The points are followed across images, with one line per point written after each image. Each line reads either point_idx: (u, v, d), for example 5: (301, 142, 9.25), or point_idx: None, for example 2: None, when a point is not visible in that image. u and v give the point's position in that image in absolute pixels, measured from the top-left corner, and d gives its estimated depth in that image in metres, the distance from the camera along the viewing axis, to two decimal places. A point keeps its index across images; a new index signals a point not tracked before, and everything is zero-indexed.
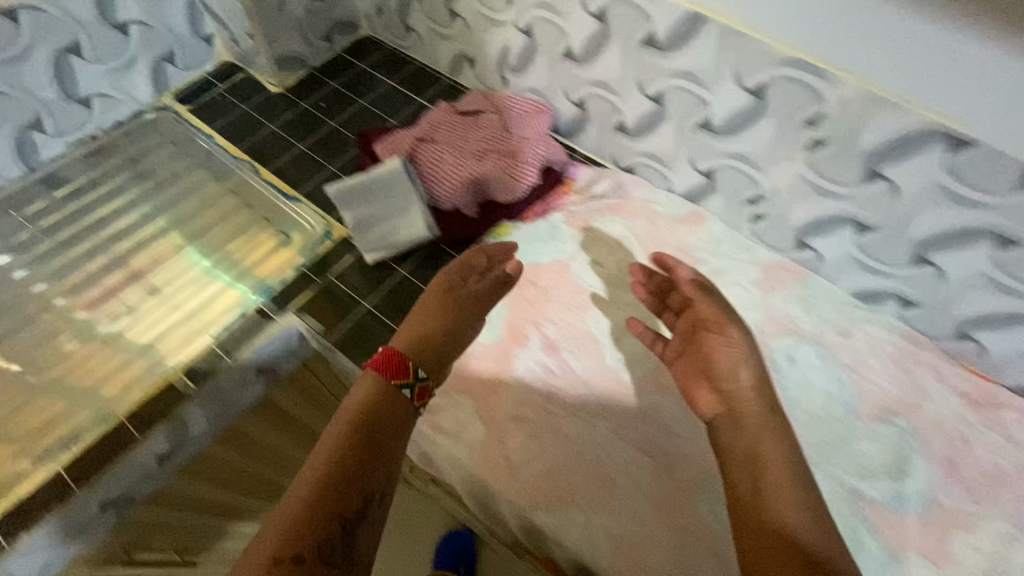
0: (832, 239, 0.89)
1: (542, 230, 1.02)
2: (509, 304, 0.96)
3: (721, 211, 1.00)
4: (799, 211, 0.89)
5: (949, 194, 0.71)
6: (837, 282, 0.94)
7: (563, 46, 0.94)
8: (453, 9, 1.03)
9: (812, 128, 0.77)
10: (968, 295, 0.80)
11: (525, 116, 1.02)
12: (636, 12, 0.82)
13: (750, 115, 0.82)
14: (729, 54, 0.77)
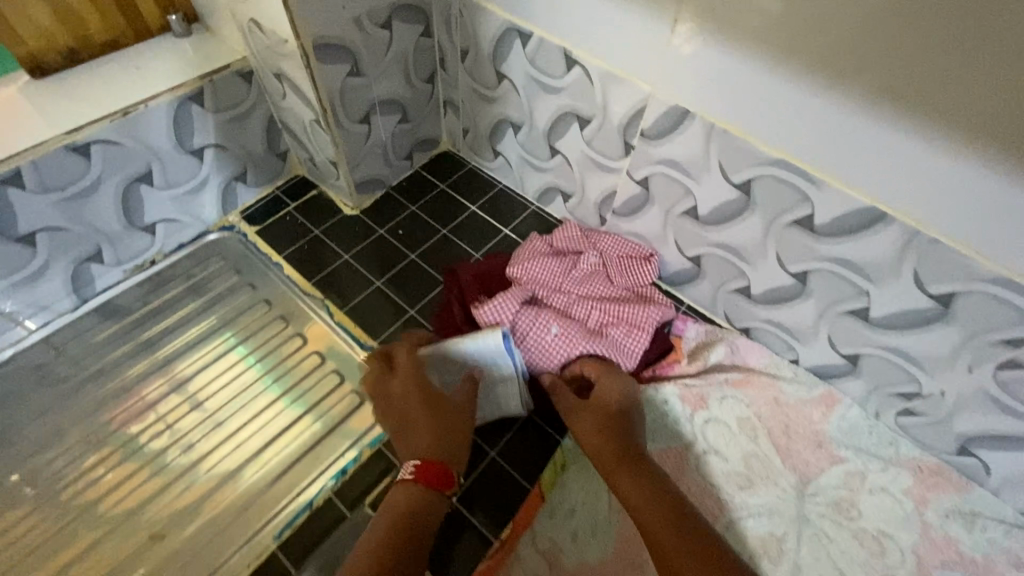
0: (1014, 458, 0.74)
1: (651, 406, 0.86)
2: (610, 522, 0.75)
3: (856, 397, 0.85)
4: (965, 423, 0.76)
5: None
6: (1010, 507, 0.78)
7: (685, 206, 0.83)
8: (558, 147, 0.94)
9: (1013, 348, 0.64)
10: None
11: (637, 266, 0.93)
12: (793, 189, 0.70)
13: (922, 320, 0.69)
14: (919, 254, 0.64)
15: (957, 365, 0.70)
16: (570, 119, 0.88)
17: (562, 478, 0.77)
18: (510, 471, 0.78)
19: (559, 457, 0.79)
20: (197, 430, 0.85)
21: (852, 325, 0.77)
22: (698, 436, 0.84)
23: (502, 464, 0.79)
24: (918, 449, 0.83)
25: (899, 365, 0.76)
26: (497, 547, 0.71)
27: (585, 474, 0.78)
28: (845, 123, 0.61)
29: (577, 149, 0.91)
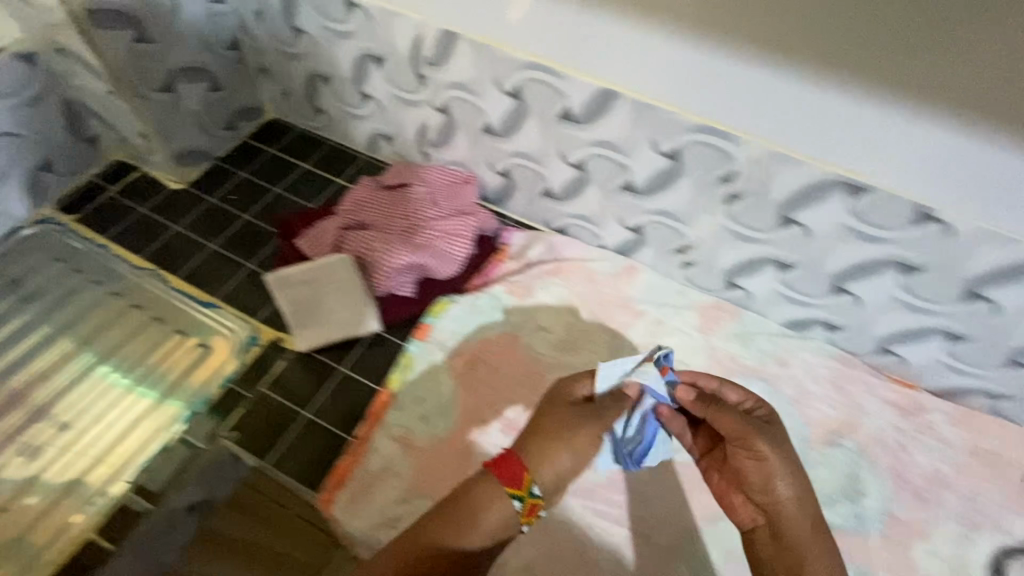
0: (768, 279, 0.87)
1: (484, 302, 0.91)
2: (453, 401, 0.83)
3: (654, 265, 0.96)
4: (730, 258, 0.87)
5: (852, 234, 0.74)
6: (790, 324, 0.93)
7: (482, 123, 0.91)
8: (368, 92, 0.96)
9: (727, 185, 0.78)
10: (884, 321, 0.83)
11: (455, 188, 0.96)
12: (552, 88, 0.82)
13: (671, 182, 0.83)
14: (646, 120, 0.77)
15: (711, 213, 0.82)
16: (369, 62, 0.93)
17: (411, 375, 0.85)
18: (362, 380, 0.85)
19: (407, 358, 0.86)
20: (29, 418, 0.83)
21: (633, 198, 0.88)
22: (526, 319, 0.91)
23: (352, 376, 0.86)
24: (708, 296, 0.95)
25: (662, 226, 0.89)
26: (354, 444, 0.79)
27: (431, 370, 0.85)
28: (570, 16, 0.74)
29: (384, 90, 0.95)
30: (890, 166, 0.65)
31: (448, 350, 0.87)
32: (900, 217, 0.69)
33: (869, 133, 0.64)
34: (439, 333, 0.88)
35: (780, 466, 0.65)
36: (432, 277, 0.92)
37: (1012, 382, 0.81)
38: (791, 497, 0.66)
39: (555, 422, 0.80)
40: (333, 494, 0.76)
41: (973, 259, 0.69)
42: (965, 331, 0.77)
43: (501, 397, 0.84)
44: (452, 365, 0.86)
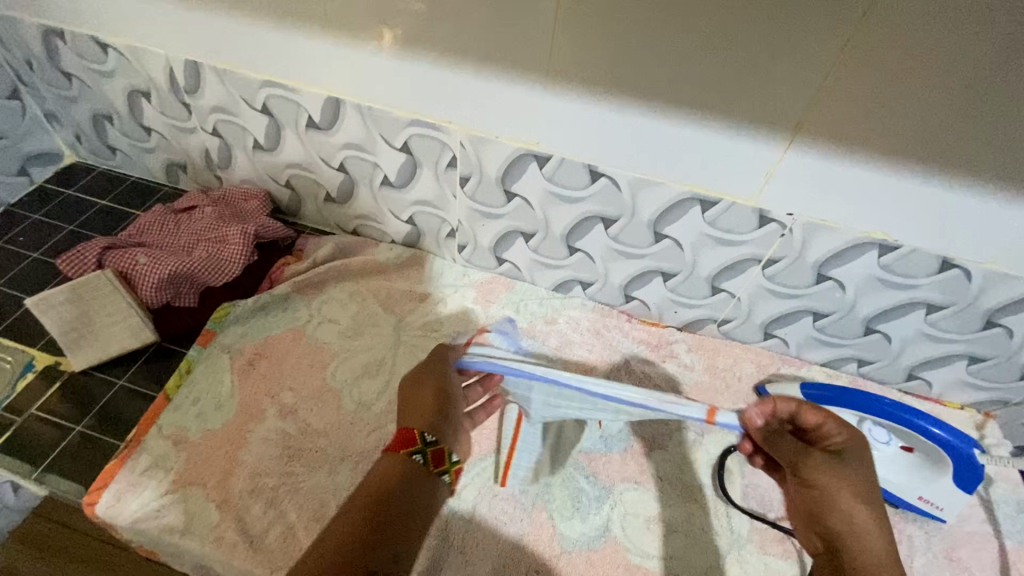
0: (593, 243, 0.76)
1: (270, 303, 0.79)
2: (231, 397, 0.70)
3: (463, 258, 0.86)
4: (486, 234, 0.81)
5: (559, 196, 0.71)
6: (625, 302, 0.83)
7: (251, 142, 0.81)
8: (144, 123, 0.86)
9: (455, 169, 0.73)
10: (616, 270, 0.79)
11: (241, 203, 0.85)
12: (292, 102, 0.73)
13: (448, 169, 0.73)
14: (376, 122, 0.71)
15: (498, 190, 0.73)
16: (137, 96, 0.82)
17: (188, 380, 0.71)
18: (105, 436, 0.68)
19: (184, 364, 0.73)
20: None
21: (401, 199, 0.80)
22: (319, 308, 0.80)
23: (92, 434, 0.68)
24: (486, 275, 0.87)
25: (460, 220, 0.80)
26: (122, 448, 0.65)
27: (211, 371, 0.72)
28: (271, 36, 0.67)
29: (161, 121, 0.85)
30: (597, 125, 0.63)
31: (233, 349, 0.75)
32: (581, 180, 0.68)
33: (568, 103, 0.62)
34: (199, 366, 0.73)
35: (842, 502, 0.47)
36: (211, 285, 0.78)
37: (727, 306, 0.78)
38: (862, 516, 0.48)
39: (335, 418, 0.70)
40: (96, 496, 0.62)
41: (711, 206, 0.66)
42: (773, 253, 0.68)
43: (286, 383, 0.72)
44: (235, 359, 0.74)
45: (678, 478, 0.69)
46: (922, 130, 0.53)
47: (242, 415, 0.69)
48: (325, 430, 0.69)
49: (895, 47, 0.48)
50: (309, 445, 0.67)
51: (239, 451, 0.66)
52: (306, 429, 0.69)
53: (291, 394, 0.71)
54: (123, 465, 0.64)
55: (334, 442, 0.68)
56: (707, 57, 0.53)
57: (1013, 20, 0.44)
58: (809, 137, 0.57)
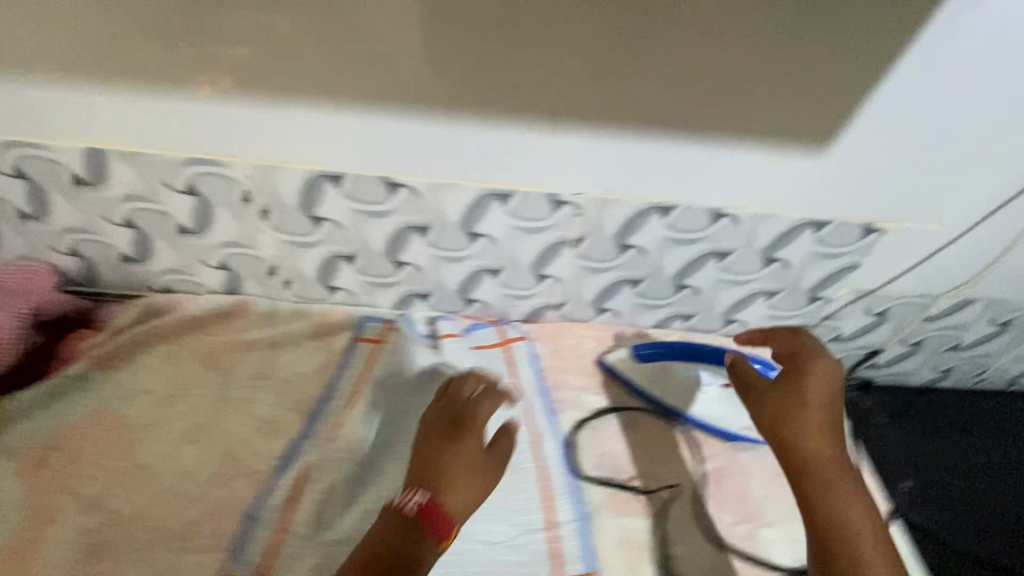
0: (415, 254, 0.76)
1: (62, 386, 0.70)
2: (15, 505, 0.60)
3: (294, 295, 0.82)
4: (308, 266, 0.78)
5: (365, 214, 0.71)
6: (467, 306, 0.83)
7: (11, 213, 0.71)
8: None
9: (252, 204, 0.70)
10: (446, 277, 0.79)
11: (11, 283, 0.73)
12: (49, 160, 0.66)
13: (245, 205, 0.70)
14: (151, 169, 0.66)
15: (302, 218, 0.71)
16: None
17: None
18: None
19: None
20: None
21: (205, 245, 0.75)
22: (125, 379, 0.72)
23: None
24: (321, 307, 0.83)
25: (276, 256, 0.76)
26: None
27: None
28: None
29: None
30: (379, 137, 0.64)
31: (14, 449, 0.65)
32: (380, 193, 0.68)
33: (345, 117, 0.62)
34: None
35: (853, 495, 0.59)
36: None
37: (556, 291, 0.81)
38: (859, 521, 0.58)
39: (152, 496, 0.63)
40: None
41: (508, 197, 0.69)
42: (578, 232, 0.72)
43: (86, 473, 0.63)
44: (18, 461, 0.64)
45: (532, 467, 0.68)
46: (656, 97, 0.59)
47: (31, 519, 0.60)
48: (140, 513, 0.62)
49: (606, 22, 0.53)
50: (121, 532, 0.60)
51: (28, 563, 0.57)
52: (118, 513, 0.61)
53: (94, 483, 0.63)
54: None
55: (151, 524, 0.61)
56: (452, 59, 0.56)
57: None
58: (568, 120, 0.62)
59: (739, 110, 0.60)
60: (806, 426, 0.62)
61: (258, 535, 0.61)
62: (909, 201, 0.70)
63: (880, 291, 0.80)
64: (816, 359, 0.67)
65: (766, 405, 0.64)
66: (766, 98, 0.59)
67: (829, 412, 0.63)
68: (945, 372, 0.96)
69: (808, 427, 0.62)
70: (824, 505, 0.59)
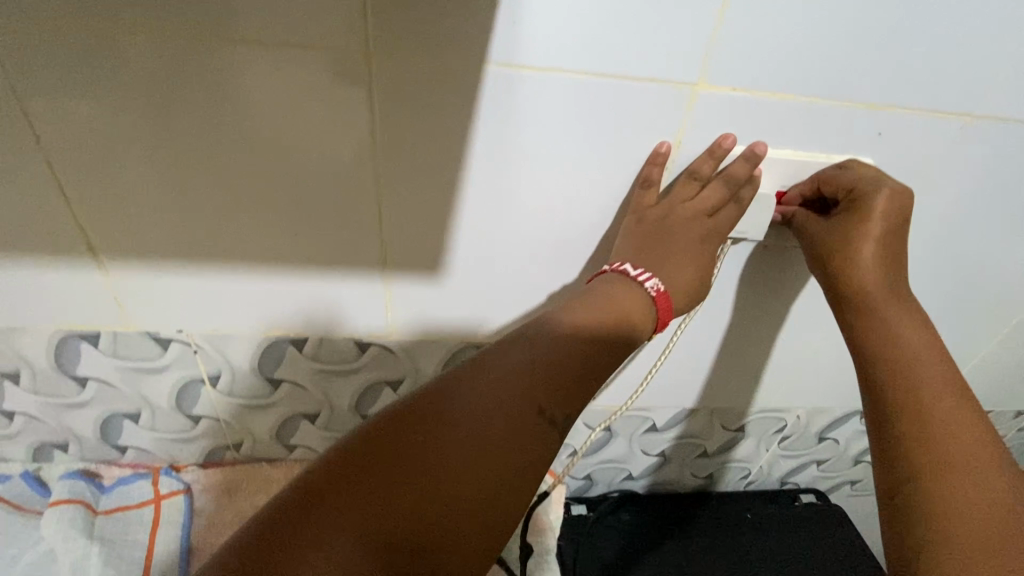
0: (209, 406, 0.65)
1: None
2: None
3: (76, 457, 0.70)
4: (83, 427, 0.66)
5: (136, 370, 0.61)
6: (290, 452, 0.72)
7: None
8: None
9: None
10: (256, 426, 0.69)
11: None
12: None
13: None
14: None
15: (59, 379, 0.61)
16: None
17: None
18: None
19: None
20: None
21: None
22: None
23: None
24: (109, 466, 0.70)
25: (42, 419, 0.65)
26: None
27: None
28: None
29: None
30: (130, 297, 0.55)
31: None
32: (149, 348, 0.59)
33: (82, 276, 0.53)
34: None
35: (934, 363, 0.51)
36: None
37: None
38: (951, 398, 0.50)
39: None
40: None
41: (303, 343, 0.61)
42: (393, 372, 0.66)
43: None
44: None
45: None
46: (438, 239, 0.54)
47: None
48: None
49: (361, 171, 0.49)
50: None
51: None
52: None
53: None
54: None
55: None
56: (192, 210, 0.50)
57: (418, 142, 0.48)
58: (350, 264, 0.55)
59: (534, 246, 0.56)
60: (868, 269, 0.52)
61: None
62: (745, 323, 0.66)
63: (735, 408, 0.77)
64: (883, 187, 0.49)
65: (834, 252, 0.52)
66: (557, 236, 0.55)
67: (891, 244, 0.52)
68: (845, 478, 0.95)
69: (874, 280, 0.52)
70: (924, 378, 0.51)
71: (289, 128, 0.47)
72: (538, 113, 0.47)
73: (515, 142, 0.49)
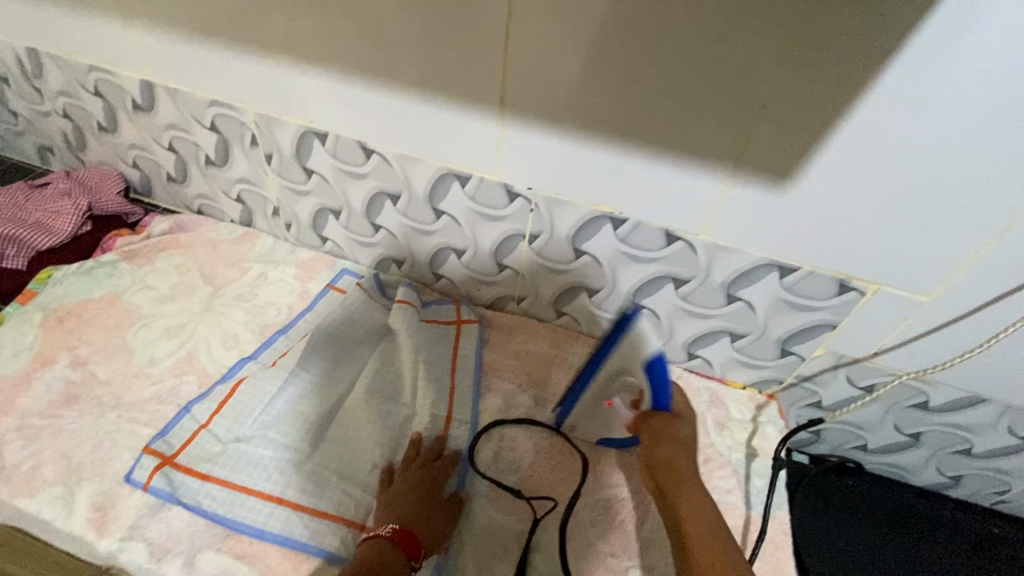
0: (519, 259, 0.79)
1: (197, 305, 0.83)
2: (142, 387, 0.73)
3: (402, 274, 0.90)
4: (420, 250, 0.84)
5: (482, 215, 0.75)
6: (556, 317, 0.85)
7: (202, 158, 0.85)
8: (102, 128, 0.89)
9: (387, 188, 0.77)
10: (544, 286, 0.81)
11: (197, 227, 0.93)
12: (235, 120, 0.77)
13: (381, 190, 0.78)
14: (315, 138, 0.75)
15: (426, 208, 0.77)
16: (98, 103, 0.85)
17: (103, 364, 0.75)
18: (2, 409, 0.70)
19: (103, 351, 0.76)
20: None
21: (340, 214, 0.85)
22: (247, 311, 0.84)
23: None
24: (425, 288, 0.90)
25: (397, 236, 0.84)
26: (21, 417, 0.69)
27: (129, 360, 0.76)
28: (217, 54, 0.70)
29: (125, 147, 0.91)
30: (508, 149, 0.66)
31: (154, 342, 0.78)
32: (500, 198, 0.72)
33: (481, 123, 0.65)
34: (126, 344, 0.77)
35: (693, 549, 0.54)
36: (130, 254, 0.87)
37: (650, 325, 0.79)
38: None
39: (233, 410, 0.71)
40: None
41: (621, 224, 0.68)
42: (686, 271, 0.70)
43: (199, 379, 0.75)
44: (155, 352, 0.77)
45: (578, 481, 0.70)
46: (798, 149, 0.56)
47: (155, 386, 0.73)
48: (221, 422, 0.70)
49: (761, 70, 0.52)
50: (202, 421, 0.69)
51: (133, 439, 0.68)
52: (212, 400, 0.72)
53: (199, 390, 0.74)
54: (24, 391, 0.71)
55: (229, 433, 0.70)
56: (592, 83, 0.57)
57: (845, 48, 0.48)
58: (702, 159, 0.60)
59: (894, 177, 0.55)
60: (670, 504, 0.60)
61: (314, 472, 0.67)
62: None
63: None
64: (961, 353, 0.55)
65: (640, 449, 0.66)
66: (925, 170, 0.54)
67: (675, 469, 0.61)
68: None
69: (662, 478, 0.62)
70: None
71: (722, 16, 0.50)
72: (995, 34, 0.45)
73: (947, 57, 0.47)
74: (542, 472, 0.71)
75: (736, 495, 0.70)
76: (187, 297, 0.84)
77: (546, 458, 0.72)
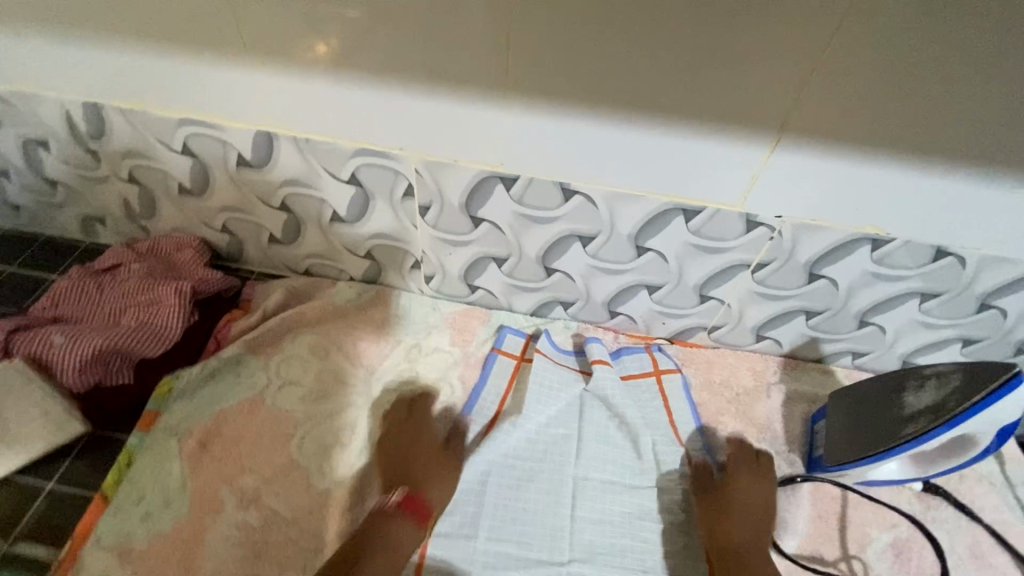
0: (730, 289, 0.70)
1: (354, 394, 0.70)
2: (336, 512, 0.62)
3: (570, 315, 0.79)
4: (602, 290, 0.74)
5: (701, 248, 0.65)
6: (756, 341, 0.76)
7: (330, 215, 0.70)
8: (184, 191, 0.71)
9: (582, 229, 0.65)
10: (750, 314, 0.73)
11: (314, 294, 0.78)
12: (390, 169, 0.63)
13: (572, 232, 0.66)
14: (499, 182, 0.62)
15: (629, 246, 0.66)
16: (186, 163, 0.68)
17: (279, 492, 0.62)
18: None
19: (271, 474, 0.63)
20: None
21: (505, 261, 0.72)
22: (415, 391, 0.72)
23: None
24: (595, 328, 0.79)
25: (576, 277, 0.73)
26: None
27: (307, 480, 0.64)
28: (383, 93, 0.56)
29: (213, 211, 0.74)
30: (766, 176, 0.57)
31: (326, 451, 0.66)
32: (732, 230, 0.62)
33: (736, 150, 0.55)
34: (296, 461, 0.65)
35: None
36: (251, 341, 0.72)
37: (871, 340, 0.73)
38: None
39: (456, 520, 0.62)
40: None
41: (881, 244, 0.60)
42: (941, 286, 0.64)
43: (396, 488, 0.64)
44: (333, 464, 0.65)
45: (843, 529, 0.65)
46: None
47: (353, 508, 0.62)
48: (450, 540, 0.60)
49: None
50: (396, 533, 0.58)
51: None
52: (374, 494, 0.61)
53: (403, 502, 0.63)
54: (198, 551, 0.58)
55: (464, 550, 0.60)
56: (906, 96, 0.48)
57: None
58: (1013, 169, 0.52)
59: None
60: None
61: None
62: None
63: None
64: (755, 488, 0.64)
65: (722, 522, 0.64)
66: None
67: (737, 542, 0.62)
68: None
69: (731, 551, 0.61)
70: None
71: None
72: None
73: None
74: (802, 526, 0.65)
75: (1006, 512, 0.67)
76: (338, 386, 0.71)
77: (801, 509, 0.66)
